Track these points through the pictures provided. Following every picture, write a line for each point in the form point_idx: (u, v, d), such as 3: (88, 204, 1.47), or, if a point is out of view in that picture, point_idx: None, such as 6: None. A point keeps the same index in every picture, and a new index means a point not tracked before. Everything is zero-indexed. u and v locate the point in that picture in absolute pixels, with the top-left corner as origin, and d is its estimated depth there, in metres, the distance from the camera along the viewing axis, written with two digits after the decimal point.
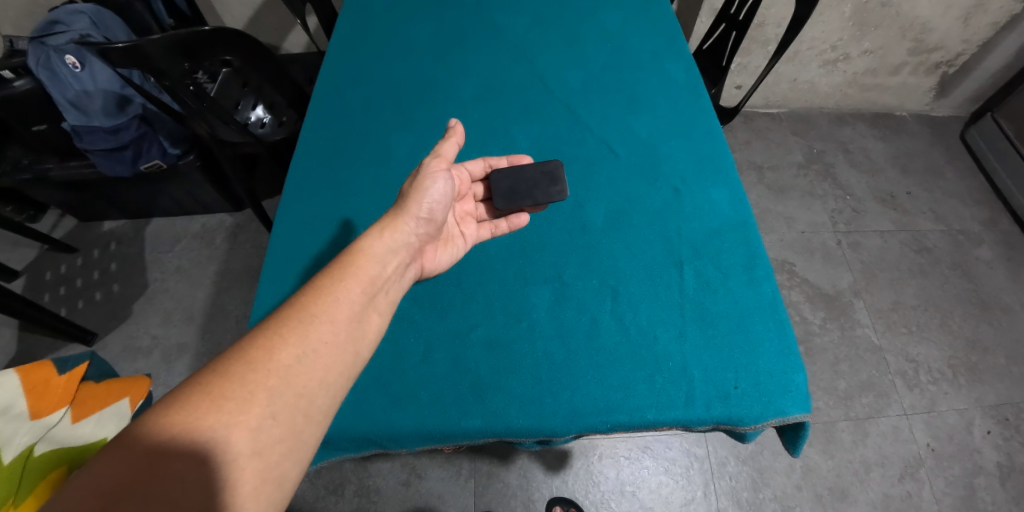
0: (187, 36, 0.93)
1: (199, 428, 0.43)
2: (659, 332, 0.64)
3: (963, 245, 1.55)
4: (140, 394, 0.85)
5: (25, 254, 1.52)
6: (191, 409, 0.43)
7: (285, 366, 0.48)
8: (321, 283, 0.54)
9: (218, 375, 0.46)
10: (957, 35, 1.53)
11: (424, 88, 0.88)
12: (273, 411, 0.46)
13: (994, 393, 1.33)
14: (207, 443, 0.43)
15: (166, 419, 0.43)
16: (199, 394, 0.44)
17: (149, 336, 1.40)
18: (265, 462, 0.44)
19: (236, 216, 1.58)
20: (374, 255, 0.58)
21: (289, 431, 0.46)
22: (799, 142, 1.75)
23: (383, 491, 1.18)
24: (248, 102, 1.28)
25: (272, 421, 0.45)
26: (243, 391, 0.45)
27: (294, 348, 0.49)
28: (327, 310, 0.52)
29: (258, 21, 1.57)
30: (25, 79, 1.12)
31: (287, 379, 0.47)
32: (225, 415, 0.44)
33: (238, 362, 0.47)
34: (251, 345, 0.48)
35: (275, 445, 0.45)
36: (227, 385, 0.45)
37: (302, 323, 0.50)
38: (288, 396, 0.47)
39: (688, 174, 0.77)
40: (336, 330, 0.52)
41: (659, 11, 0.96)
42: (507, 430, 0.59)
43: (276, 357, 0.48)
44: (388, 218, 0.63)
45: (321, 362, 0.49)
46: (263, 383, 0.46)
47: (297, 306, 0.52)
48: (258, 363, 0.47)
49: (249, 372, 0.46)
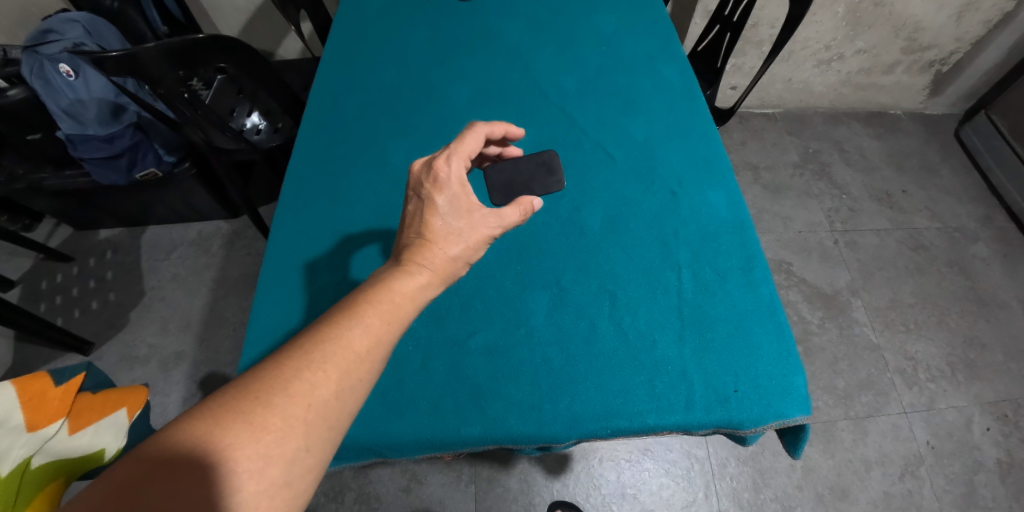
0: (180, 44, 0.93)
1: (236, 457, 0.41)
2: (658, 337, 0.64)
3: (959, 241, 1.56)
4: (139, 403, 0.83)
5: (20, 263, 1.51)
6: (229, 435, 0.41)
7: (325, 401, 0.45)
8: (357, 310, 0.49)
9: (258, 403, 0.43)
10: (950, 34, 1.54)
11: (418, 94, 0.88)
12: (308, 443, 0.44)
13: (992, 390, 1.33)
14: (237, 473, 0.41)
15: (204, 443, 0.41)
16: (236, 418, 0.42)
17: (146, 345, 1.39)
18: (293, 491, 0.43)
19: (232, 222, 1.57)
20: (417, 293, 0.53)
21: (320, 462, 0.45)
22: (794, 142, 1.75)
23: (383, 498, 1.18)
24: (244, 109, 1.29)
25: (306, 453, 0.44)
26: (284, 424, 0.43)
27: (334, 383, 0.46)
28: (367, 347, 0.48)
29: (252, 28, 1.57)
30: (18, 88, 1.13)
31: (324, 413, 0.45)
32: (262, 447, 0.42)
33: (277, 390, 0.44)
34: (292, 375, 0.45)
35: (305, 475, 0.44)
36: (267, 415, 0.43)
37: (342, 358, 0.47)
38: (321, 428, 0.45)
39: (685, 177, 0.76)
40: (373, 367, 0.49)
41: (652, 13, 0.97)
42: (507, 438, 0.59)
43: (316, 391, 0.45)
44: (418, 252, 0.55)
45: (355, 397, 0.47)
46: (301, 416, 0.44)
47: (335, 333, 0.48)
48: (298, 395, 0.44)
49: (288, 403, 0.44)
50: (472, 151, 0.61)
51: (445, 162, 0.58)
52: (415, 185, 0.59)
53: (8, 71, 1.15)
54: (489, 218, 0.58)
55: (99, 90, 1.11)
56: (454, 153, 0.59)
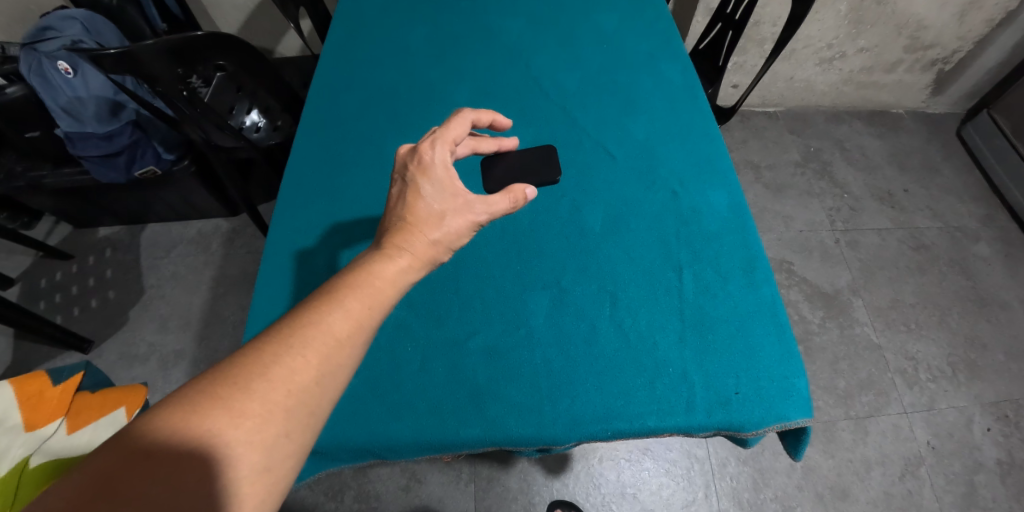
0: (178, 41, 0.92)
1: (215, 444, 0.40)
2: (658, 338, 0.63)
3: (960, 241, 1.55)
4: (139, 402, 0.82)
5: (19, 261, 1.51)
6: (209, 422, 0.41)
7: (306, 387, 0.44)
8: (338, 292, 0.49)
9: (236, 389, 0.42)
10: (953, 33, 1.54)
11: (418, 93, 0.87)
12: (288, 429, 0.43)
13: (993, 390, 1.33)
14: (219, 460, 0.40)
15: (183, 431, 0.40)
16: (213, 405, 0.41)
17: (146, 343, 1.39)
18: (274, 478, 0.42)
19: (232, 220, 1.57)
20: (399, 277, 0.52)
21: (300, 448, 0.44)
22: (796, 141, 1.75)
23: (383, 497, 1.18)
24: (242, 107, 1.27)
25: (286, 439, 0.43)
26: (263, 410, 0.42)
27: (314, 368, 0.45)
28: (348, 331, 0.47)
29: (251, 25, 1.56)
30: (16, 86, 1.11)
31: (306, 400, 0.44)
32: (240, 433, 0.41)
33: (256, 376, 0.43)
34: (271, 360, 0.44)
35: (286, 461, 0.43)
36: (246, 401, 0.42)
37: (323, 343, 0.46)
38: (302, 415, 0.44)
39: (686, 177, 0.76)
40: (355, 352, 0.48)
41: (654, 11, 0.96)
42: (506, 440, 0.59)
43: (296, 377, 0.44)
44: (398, 237, 0.55)
45: (337, 383, 0.46)
46: (282, 403, 0.43)
47: (315, 318, 0.47)
48: (278, 381, 0.43)
49: (267, 389, 0.43)
50: (457, 135, 0.61)
51: (430, 147, 0.59)
52: (401, 168, 0.60)
53: (7, 68, 1.14)
54: (475, 205, 0.58)
55: (97, 88, 1.10)
56: (439, 138, 0.59)
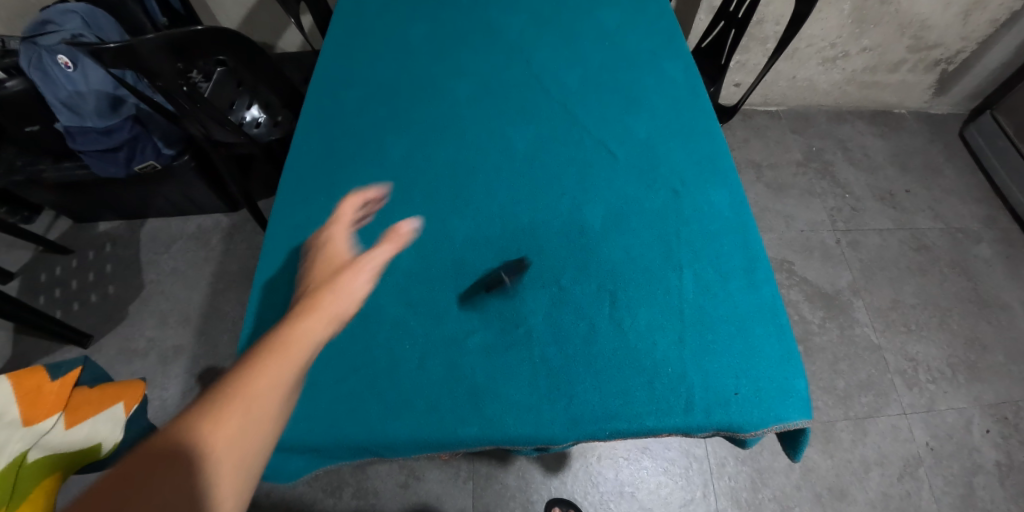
0: (178, 36, 0.92)
1: (181, 453, 0.44)
2: (658, 338, 0.63)
3: (962, 242, 1.55)
4: (137, 397, 0.80)
5: (19, 256, 1.51)
6: (176, 434, 0.45)
7: (257, 394, 0.50)
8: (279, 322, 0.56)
9: (197, 405, 0.47)
10: (956, 33, 1.53)
11: (418, 89, 0.87)
12: (247, 428, 0.48)
13: (992, 392, 1.32)
14: (187, 464, 0.44)
15: (151, 448, 0.44)
16: (178, 422, 0.46)
17: (145, 338, 1.39)
18: (239, 473, 0.46)
19: (232, 216, 1.57)
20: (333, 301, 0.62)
21: (259, 447, 0.48)
22: (798, 140, 1.74)
23: (381, 494, 1.18)
24: (243, 102, 1.27)
25: (246, 437, 0.47)
26: (223, 413, 0.47)
27: (263, 378, 0.51)
28: (291, 347, 0.55)
29: (252, 20, 1.55)
30: (16, 80, 1.10)
31: (259, 406, 0.49)
32: (203, 439, 0.45)
33: (212, 391, 0.48)
34: (224, 379, 0.50)
35: (248, 458, 0.47)
36: (205, 411, 0.47)
37: (270, 357, 0.52)
38: (257, 416, 0.49)
39: (687, 175, 0.76)
40: (299, 363, 0.54)
41: (656, 9, 0.96)
42: (505, 439, 0.59)
43: (251, 384, 0.50)
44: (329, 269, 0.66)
45: (285, 388, 0.52)
46: (240, 406, 0.48)
47: (233, 381, 0.49)
48: (232, 392, 0.48)
49: (224, 399, 0.48)
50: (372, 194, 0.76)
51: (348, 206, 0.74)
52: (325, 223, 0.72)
53: (7, 62, 1.14)
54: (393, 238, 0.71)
55: (97, 81, 1.09)
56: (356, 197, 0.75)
